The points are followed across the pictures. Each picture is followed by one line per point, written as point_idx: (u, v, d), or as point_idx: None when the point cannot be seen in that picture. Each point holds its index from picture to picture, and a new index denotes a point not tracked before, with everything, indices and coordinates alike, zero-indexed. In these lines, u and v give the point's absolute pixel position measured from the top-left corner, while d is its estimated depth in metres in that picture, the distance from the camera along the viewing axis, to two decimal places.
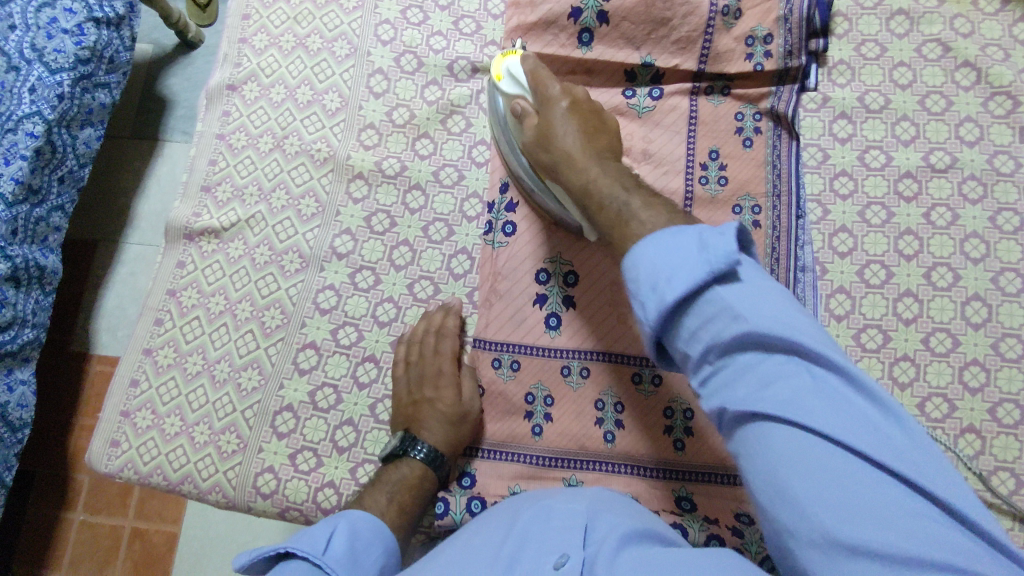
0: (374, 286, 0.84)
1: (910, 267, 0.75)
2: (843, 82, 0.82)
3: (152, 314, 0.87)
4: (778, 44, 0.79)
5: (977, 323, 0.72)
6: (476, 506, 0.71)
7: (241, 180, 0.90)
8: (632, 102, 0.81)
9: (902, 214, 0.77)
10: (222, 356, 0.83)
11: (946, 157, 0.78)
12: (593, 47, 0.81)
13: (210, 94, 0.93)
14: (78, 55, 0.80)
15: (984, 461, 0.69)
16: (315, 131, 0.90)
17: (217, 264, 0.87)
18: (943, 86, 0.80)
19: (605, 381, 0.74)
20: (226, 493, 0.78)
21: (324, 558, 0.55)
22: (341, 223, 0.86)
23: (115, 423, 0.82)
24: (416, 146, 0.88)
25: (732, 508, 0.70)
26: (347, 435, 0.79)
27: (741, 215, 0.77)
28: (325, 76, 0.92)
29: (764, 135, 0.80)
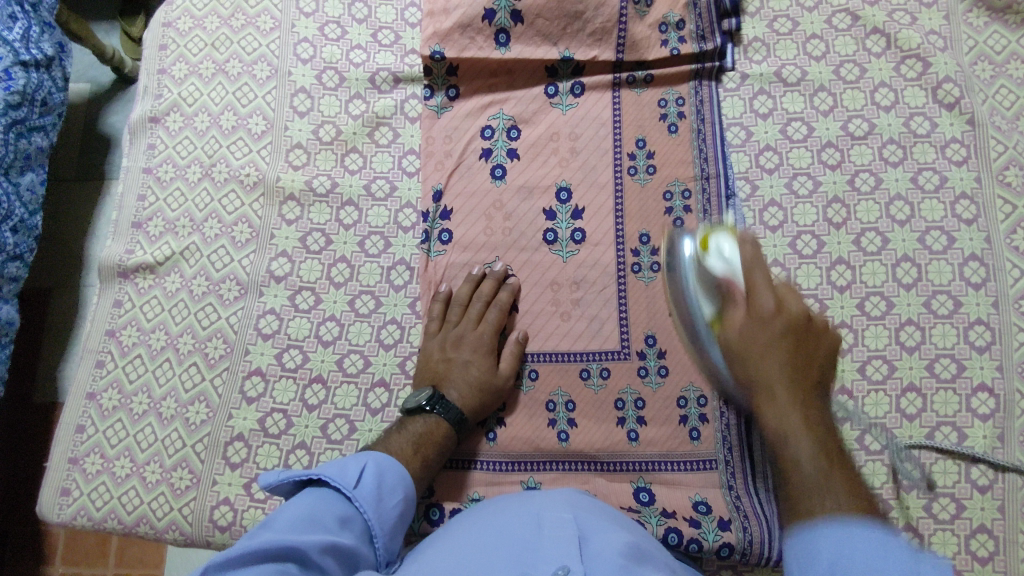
0: (315, 306, 0.85)
1: (840, 234, 0.80)
2: (760, 58, 0.89)
3: (94, 356, 0.86)
4: (692, 30, 0.87)
5: (909, 283, 0.77)
6: (437, 513, 0.75)
7: (172, 213, 0.89)
8: (555, 100, 0.88)
9: (829, 183, 0.82)
10: (168, 393, 0.83)
11: (864, 124, 0.84)
12: (511, 47, 0.88)
13: (134, 129, 0.93)
14: (9, 100, 0.84)
15: (927, 417, 0.74)
16: (243, 155, 0.90)
17: (155, 299, 0.87)
18: (856, 54, 0.86)
19: (554, 382, 0.79)
20: (183, 530, 0.78)
21: (354, 492, 0.61)
22: (276, 246, 0.87)
23: (64, 471, 0.82)
24: (345, 162, 0.90)
25: (688, 497, 0.73)
26: (300, 458, 0.79)
27: (672, 201, 0.83)
28: (248, 100, 0.92)
29: (688, 119, 0.86)
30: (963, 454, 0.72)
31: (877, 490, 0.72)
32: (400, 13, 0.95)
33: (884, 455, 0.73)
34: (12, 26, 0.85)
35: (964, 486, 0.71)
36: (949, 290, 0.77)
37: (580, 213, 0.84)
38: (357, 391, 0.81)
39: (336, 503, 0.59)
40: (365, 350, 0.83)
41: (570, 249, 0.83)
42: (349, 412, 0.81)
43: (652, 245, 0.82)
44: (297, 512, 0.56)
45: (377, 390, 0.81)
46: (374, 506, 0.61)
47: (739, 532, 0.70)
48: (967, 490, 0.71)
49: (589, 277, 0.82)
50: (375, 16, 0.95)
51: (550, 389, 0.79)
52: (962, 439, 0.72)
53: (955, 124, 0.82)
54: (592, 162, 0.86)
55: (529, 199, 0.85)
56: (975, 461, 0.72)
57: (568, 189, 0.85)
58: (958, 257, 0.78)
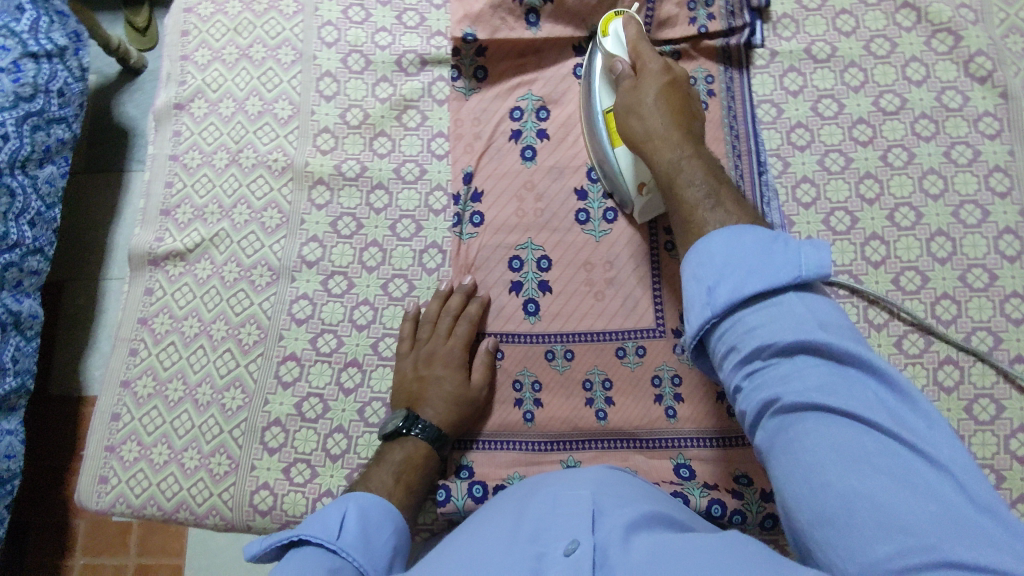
0: (348, 291, 0.84)
1: (874, 210, 0.81)
2: (789, 34, 0.88)
3: (126, 344, 0.86)
4: (721, 6, 0.86)
5: (943, 258, 0.78)
6: (479, 490, 0.75)
7: (200, 200, 0.89)
8: (584, 81, 0.88)
9: (860, 158, 0.82)
10: (203, 379, 0.83)
11: (896, 99, 0.84)
12: (542, 26, 0.87)
13: (159, 116, 0.92)
14: (18, 92, 0.83)
15: (965, 389, 0.74)
16: (271, 141, 0.90)
17: (186, 287, 0.86)
18: (886, 29, 0.86)
19: (590, 360, 0.78)
20: (224, 515, 0.79)
21: (338, 543, 0.55)
22: (307, 231, 0.86)
23: (101, 459, 0.82)
24: (374, 146, 0.89)
25: (729, 471, 0.74)
26: (338, 442, 0.80)
27: None
28: (273, 84, 0.91)
29: (718, 96, 0.85)
30: (1001, 426, 0.73)
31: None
32: None
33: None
34: (20, 15, 0.85)
35: (1001, 458, 0.72)
36: (984, 264, 0.77)
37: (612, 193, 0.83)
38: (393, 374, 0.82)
39: (321, 558, 0.54)
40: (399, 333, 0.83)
41: (603, 229, 0.82)
42: (385, 395, 0.81)
43: None
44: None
45: None
46: (363, 551, 0.56)
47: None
48: (1004, 462, 0.72)
49: (622, 257, 0.81)
50: None
51: (587, 368, 0.78)
52: (1000, 411, 0.73)
53: (987, 98, 0.82)
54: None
55: (559, 179, 0.85)
56: (1014, 433, 0.73)
57: None
58: (992, 231, 0.78)
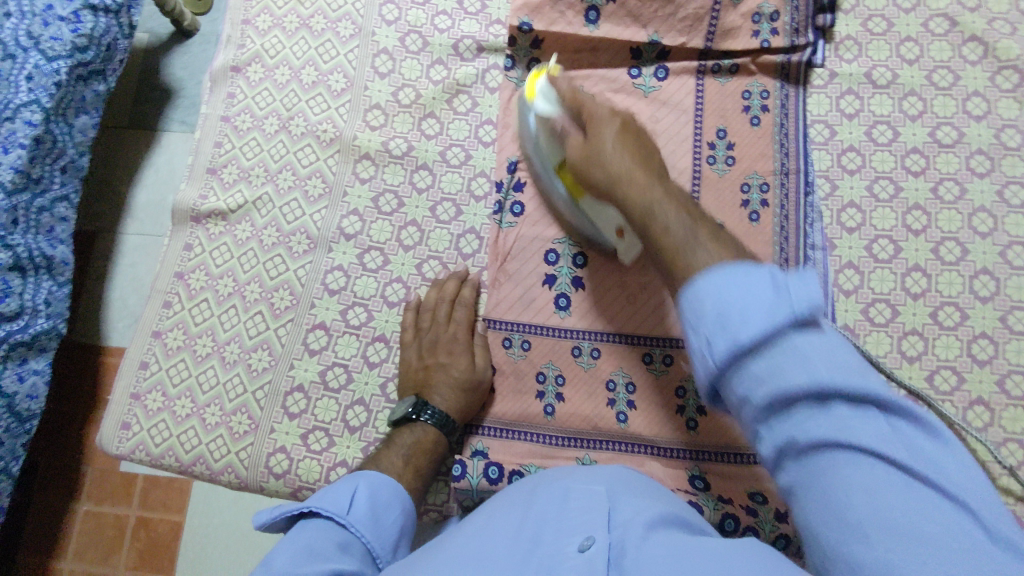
0: (383, 267, 0.85)
1: (920, 241, 0.80)
2: (851, 57, 0.88)
3: (161, 296, 0.87)
4: (785, 22, 0.85)
5: (986, 297, 0.78)
6: (493, 471, 0.74)
7: (247, 162, 0.90)
8: (638, 83, 0.87)
9: (910, 189, 0.82)
10: (232, 338, 0.84)
11: (953, 132, 0.83)
12: (600, 25, 0.87)
13: (215, 77, 0.93)
14: (75, 43, 0.81)
15: (994, 432, 0.75)
16: (322, 111, 0.91)
17: (225, 246, 0.88)
18: (951, 61, 0.86)
19: (616, 362, 0.78)
20: (238, 474, 0.80)
21: (349, 518, 0.56)
22: (349, 204, 0.87)
23: (124, 406, 0.83)
24: (422, 126, 0.90)
25: (745, 488, 0.74)
26: (358, 415, 0.81)
27: (750, 193, 0.83)
28: (330, 56, 0.92)
29: (771, 113, 0.85)
30: None
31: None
32: None
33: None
34: None
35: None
36: None
37: None
38: None
39: (332, 531, 0.54)
40: None
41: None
42: None
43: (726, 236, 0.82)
44: (293, 547, 0.51)
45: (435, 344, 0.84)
46: (372, 528, 0.57)
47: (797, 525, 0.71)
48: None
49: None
50: None
51: (612, 368, 0.78)
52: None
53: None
54: (671, 148, 0.85)
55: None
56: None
57: None
58: None
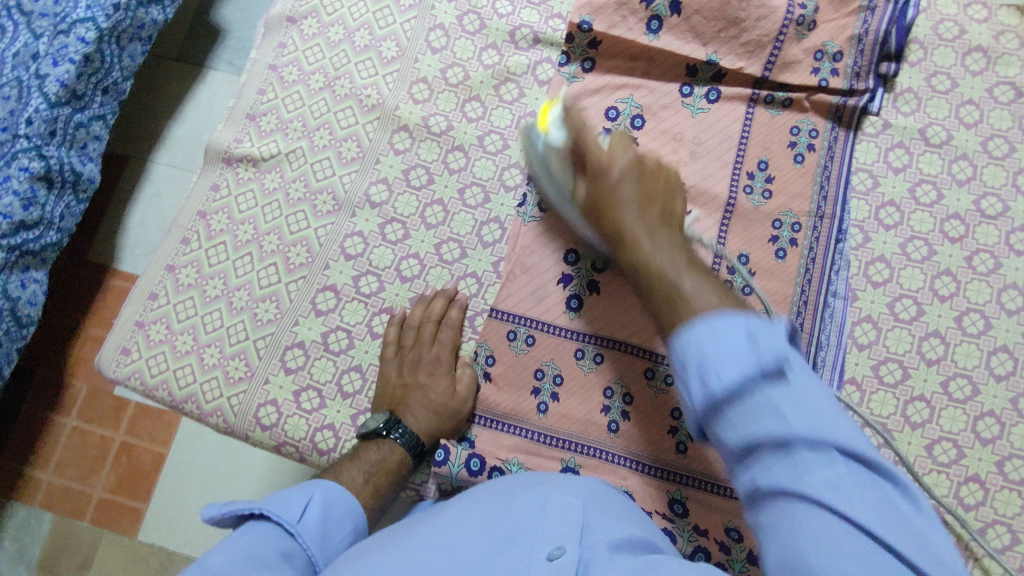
0: (402, 240, 0.84)
1: (944, 308, 0.78)
2: (909, 111, 0.84)
3: (180, 231, 0.87)
4: (848, 64, 0.82)
5: (1001, 375, 0.76)
6: (475, 463, 0.74)
7: (287, 113, 0.89)
8: (688, 101, 0.84)
9: (945, 254, 0.79)
10: (243, 285, 0.84)
11: (998, 204, 0.80)
12: (662, 35, 0.82)
13: (270, 23, 0.92)
14: None
15: (984, 511, 0.72)
16: (369, 76, 0.89)
17: (251, 193, 0.87)
18: (1009, 131, 0.82)
19: (617, 370, 0.76)
20: (226, 418, 0.80)
21: (298, 527, 0.54)
22: (379, 171, 0.86)
23: (128, 332, 0.84)
24: (465, 108, 0.87)
25: (723, 522, 0.72)
26: (352, 380, 0.80)
27: (780, 230, 0.80)
28: (386, 23, 0.90)
29: (816, 153, 0.82)
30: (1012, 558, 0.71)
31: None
32: None
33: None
34: None
35: None
36: None
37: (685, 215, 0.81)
38: None
39: (278, 538, 0.53)
40: None
41: None
42: None
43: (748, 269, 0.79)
44: (234, 547, 0.50)
45: None
46: (319, 542, 0.55)
47: None
48: None
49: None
50: None
51: (610, 377, 0.76)
52: (1015, 545, 0.71)
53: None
54: (711, 168, 0.82)
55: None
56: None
57: (679, 190, 0.82)
58: None
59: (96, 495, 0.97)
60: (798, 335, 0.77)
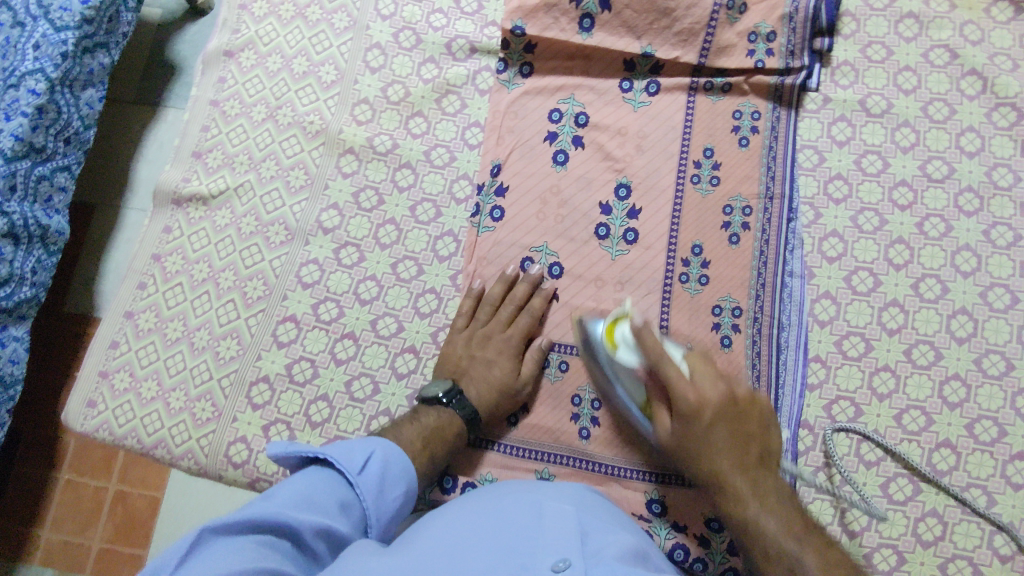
0: (358, 263, 0.86)
1: (900, 276, 0.79)
2: (847, 83, 0.86)
3: (136, 277, 0.89)
4: (782, 43, 0.84)
5: (962, 338, 0.77)
6: (449, 483, 0.77)
7: (232, 148, 0.91)
8: (627, 96, 0.87)
9: (896, 222, 0.81)
10: (203, 324, 0.85)
11: (944, 167, 0.82)
12: (593, 33, 0.86)
13: (208, 60, 0.95)
14: (84, 14, 0.85)
15: (958, 475, 0.73)
16: (310, 103, 0.91)
17: (203, 231, 0.89)
18: (947, 94, 0.84)
19: (583, 377, 0.79)
20: (198, 460, 0.81)
21: (359, 479, 0.60)
22: (329, 197, 0.88)
23: (93, 383, 0.85)
24: (409, 125, 0.90)
25: (702, 513, 0.74)
26: (320, 410, 0.81)
27: (732, 215, 0.82)
28: (322, 47, 0.93)
29: (761, 135, 0.84)
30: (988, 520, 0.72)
31: (895, 540, 0.71)
32: None
33: (907, 507, 0.73)
34: None
35: (984, 556, 0.71)
36: (1003, 351, 0.76)
37: (637, 213, 0.83)
38: (386, 354, 0.83)
39: (339, 486, 0.58)
40: (400, 315, 0.84)
41: (620, 248, 0.82)
42: (375, 372, 0.82)
43: (704, 257, 0.81)
44: (298, 487, 0.56)
45: (406, 357, 0.83)
46: (374, 499, 0.60)
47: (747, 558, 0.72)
48: (984, 558, 0.71)
49: (636, 279, 0.81)
50: None
51: (579, 383, 0.80)
52: (990, 505, 0.72)
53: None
54: (656, 162, 0.84)
55: (586, 190, 0.85)
56: (1001, 530, 0.71)
57: (628, 187, 0.84)
58: (1017, 319, 0.77)
59: (95, 546, 0.99)
60: (760, 316, 0.79)
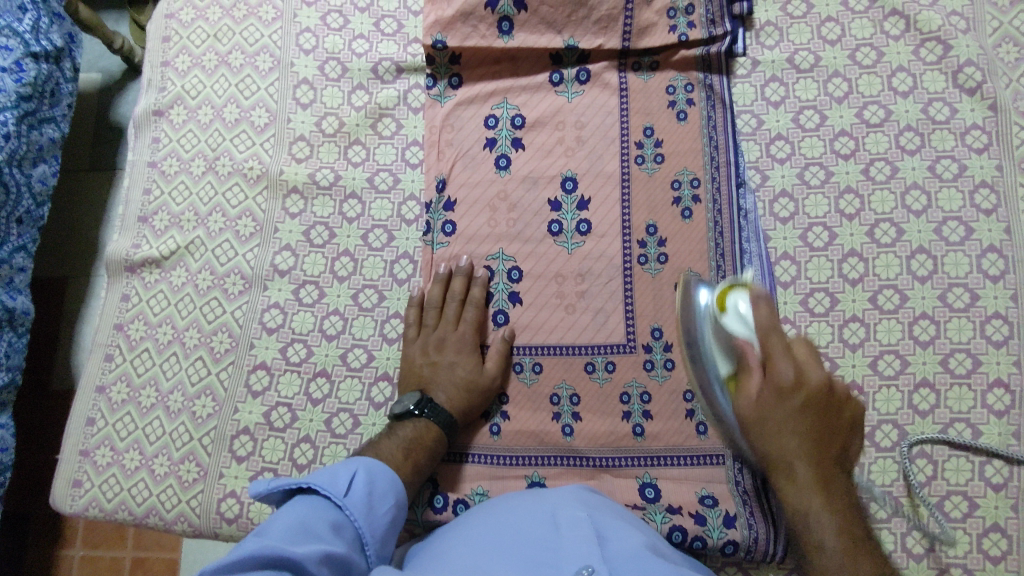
0: (319, 300, 0.85)
1: (854, 225, 0.79)
2: (772, 43, 0.86)
3: (102, 349, 0.88)
4: (700, 14, 0.84)
5: (924, 276, 0.76)
6: (440, 501, 0.76)
7: (177, 207, 0.91)
8: (560, 89, 0.87)
9: (841, 173, 0.81)
10: (175, 386, 0.85)
11: (880, 111, 0.82)
12: (514, 35, 0.86)
13: (138, 123, 0.94)
14: (19, 91, 0.85)
15: (940, 414, 0.72)
16: (247, 148, 0.91)
17: (161, 294, 0.88)
18: (873, 37, 0.84)
19: (559, 375, 0.79)
20: (192, 522, 0.80)
21: (345, 500, 0.62)
22: (280, 240, 0.88)
23: (75, 464, 0.84)
24: (349, 154, 0.90)
25: (695, 492, 0.74)
26: (305, 452, 0.81)
27: (681, 189, 0.82)
28: (250, 92, 0.93)
29: (697, 106, 0.84)
30: (977, 452, 0.71)
31: (886, 487, 0.71)
32: (404, 1, 0.95)
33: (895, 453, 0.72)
34: (22, 16, 0.87)
35: (979, 489, 0.70)
36: (965, 283, 0.75)
37: (586, 203, 0.83)
38: (360, 385, 0.82)
39: (328, 511, 0.60)
40: (369, 344, 0.84)
41: (575, 241, 0.82)
42: (352, 406, 0.82)
43: (660, 235, 0.81)
44: (288, 521, 0.57)
45: (381, 384, 0.83)
46: (364, 515, 0.62)
47: (745, 531, 0.71)
48: (980, 491, 0.70)
49: (595, 269, 0.81)
50: (377, 5, 0.95)
51: (554, 382, 0.79)
52: (977, 436, 0.71)
53: (975, 110, 0.80)
54: (599, 151, 0.84)
55: (533, 189, 0.84)
56: (990, 458, 0.71)
57: (574, 179, 0.84)
58: (976, 249, 0.76)
59: None
60: None
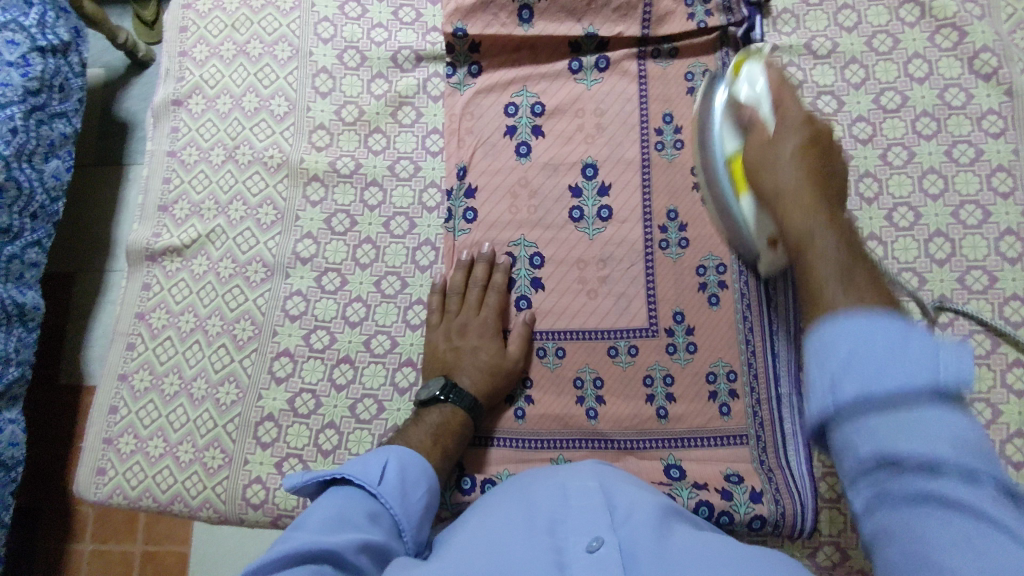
0: (341, 287, 0.86)
1: (872, 209, 0.80)
2: (788, 30, 0.87)
3: (124, 338, 0.88)
4: (718, 1, 0.85)
5: (942, 259, 0.78)
6: (467, 483, 0.77)
7: (197, 196, 0.91)
8: (579, 76, 0.87)
9: (860, 157, 0.82)
10: (198, 374, 0.85)
11: (897, 97, 0.83)
12: (535, 23, 0.87)
13: (157, 113, 0.95)
14: (26, 86, 0.86)
15: None
16: (267, 137, 0.91)
17: (183, 282, 0.89)
18: (889, 24, 0.85)
19: (582, 359, 0.80)
20: (217, 508, 0.81)
21: (379, 488, 0.62)
22: (302, 227, 0.88)
23: (99, 451, 0.84)
24: (369, 142, 0.91)
25: (720, 470, 0.75)
26: (330, 437, 0.81)
27: (701, 175, 0.83)
28: (269, 81, 0.93)
29: None
30: (996, 430, 0.72)
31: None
32: None
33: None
34: (28, 11, 0.88)
35: None
36: (984, 266, 0.77)
37: (607, 188, 0.84)
38: (385, 371, 0.83)
39: (362, 501, 0.61)
40: (392, 330, 0.84)
41: (596, 226, 0.83)
42: (377, 392, 0.83)
43: (681, 220, 0.82)
44: (326, 513, 0.58)
45: (405, 370, 0.83)
46: (399, 501, 0.63)
47: (772, 506, 0.72)
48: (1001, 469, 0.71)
49: (617, 255, 0.82)
50: None
51: (577, 366, 0.80)
52: (996, 415, 0.73)
53: (991, 95, 0.81)
54: (618, 137, 0.85)
55: (554, 176, 0.85)
56: (1010, 437, 0.72)
57: (594, 166, 0.85)
58: (993, 232, 0.77)
59: None
60: (745, 270, 0.80)
